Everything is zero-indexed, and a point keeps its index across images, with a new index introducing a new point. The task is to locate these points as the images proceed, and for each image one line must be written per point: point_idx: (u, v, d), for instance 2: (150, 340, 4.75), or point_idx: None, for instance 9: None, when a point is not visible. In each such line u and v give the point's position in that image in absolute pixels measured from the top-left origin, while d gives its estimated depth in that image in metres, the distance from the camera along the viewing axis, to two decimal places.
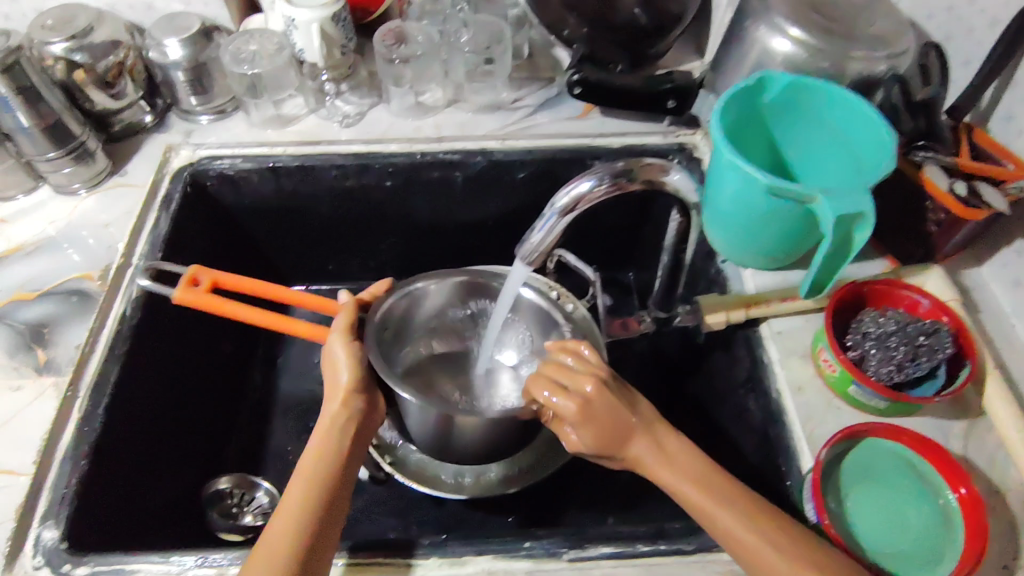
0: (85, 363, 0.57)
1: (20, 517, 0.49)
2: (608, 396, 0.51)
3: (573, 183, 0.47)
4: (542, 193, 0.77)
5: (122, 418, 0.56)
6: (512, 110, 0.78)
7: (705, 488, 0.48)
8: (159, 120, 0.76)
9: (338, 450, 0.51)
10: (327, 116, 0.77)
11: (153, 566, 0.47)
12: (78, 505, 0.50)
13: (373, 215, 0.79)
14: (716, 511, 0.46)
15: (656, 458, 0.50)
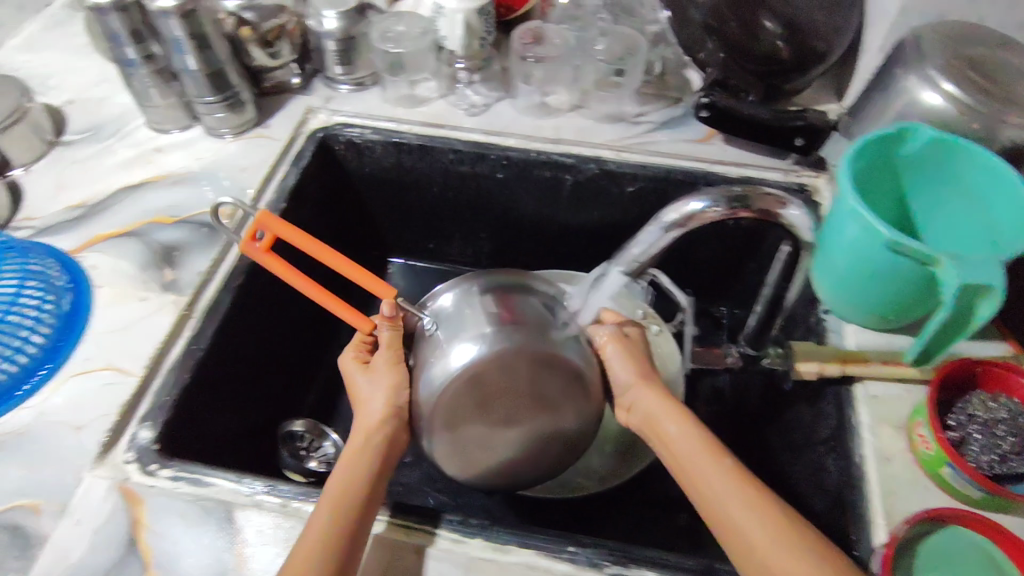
0: (203, 289, 0.62)
1: (127, 414, 0.55)
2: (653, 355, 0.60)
3: (684, 200, 0.48)
4: (647, 210, 0.77)
5: (226, 346, 0.61)
6: (634, 124, 0.78)
7: (708, 453, 0.49)
8: (305, 83, 0.82)
9: (362, 474, 0.50)
10: (455, 103, 0.80)
11: (227, 484, 0.51)
12: (181, 405, 0.56)
13: (479, 203, 0.82)
14: (718, 475, 0.47)
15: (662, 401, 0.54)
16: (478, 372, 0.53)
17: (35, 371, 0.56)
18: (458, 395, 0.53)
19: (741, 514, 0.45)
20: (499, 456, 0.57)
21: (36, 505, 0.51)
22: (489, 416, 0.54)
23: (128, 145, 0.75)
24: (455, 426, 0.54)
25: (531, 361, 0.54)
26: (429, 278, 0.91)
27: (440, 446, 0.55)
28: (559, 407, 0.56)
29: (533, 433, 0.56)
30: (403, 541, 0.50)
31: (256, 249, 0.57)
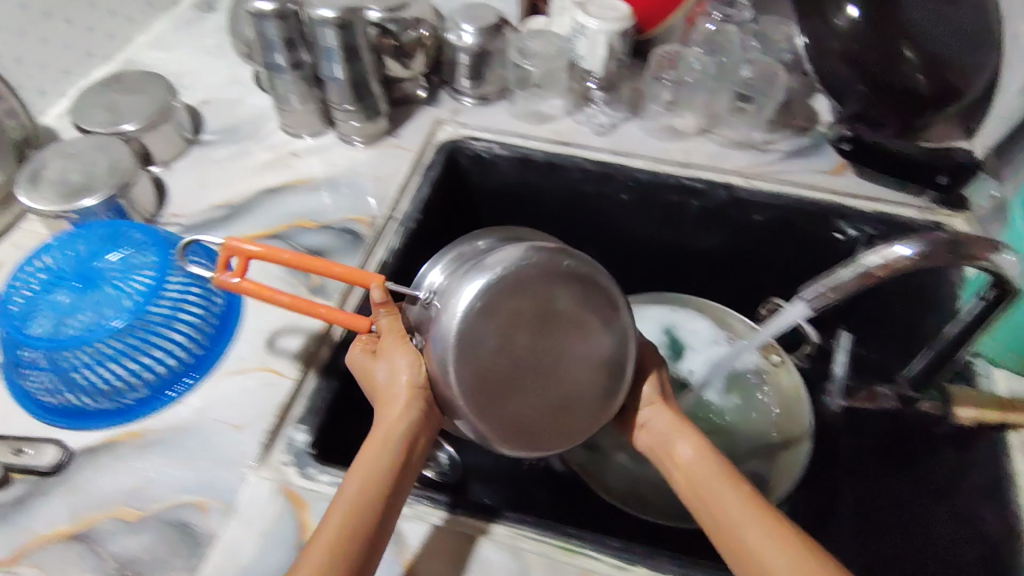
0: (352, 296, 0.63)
1: (284, 416, 0.55)
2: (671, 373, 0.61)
3: (891, 245, 0.45)
4: (773, 239, 0.76)
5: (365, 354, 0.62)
6: (764, 151, 0.77)
7: (722, 476, 0.50)
8: (432, 95, 0.82)
9: (382, 470, 0.46)
10: (582, 121, 0.79)
11: None
12: (324, 413, 0.55)
13: (598, 224, 0.81)
14: (733, 498, 0.48)
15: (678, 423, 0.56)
16: (494, 299, 0.47)
17: (194, 368, 0.58)
18: (477, 329, 0.47)
19: (755, 536, 0.45)
20: (533, 399, 0.49)
21: (201, 502, 0.51)
22: (514, 351, 0.48)
23: (264, 148, 0.76)
24: (482, 362, 0.47)
25: (544, 275, 0.48)
26: None
27: (471, 391, 0.47)
28: (586, 334, 0.50)
29: (563, 367, 0.49)
30: (567, 562, 0.50)
31: (228, 280, 0.49)
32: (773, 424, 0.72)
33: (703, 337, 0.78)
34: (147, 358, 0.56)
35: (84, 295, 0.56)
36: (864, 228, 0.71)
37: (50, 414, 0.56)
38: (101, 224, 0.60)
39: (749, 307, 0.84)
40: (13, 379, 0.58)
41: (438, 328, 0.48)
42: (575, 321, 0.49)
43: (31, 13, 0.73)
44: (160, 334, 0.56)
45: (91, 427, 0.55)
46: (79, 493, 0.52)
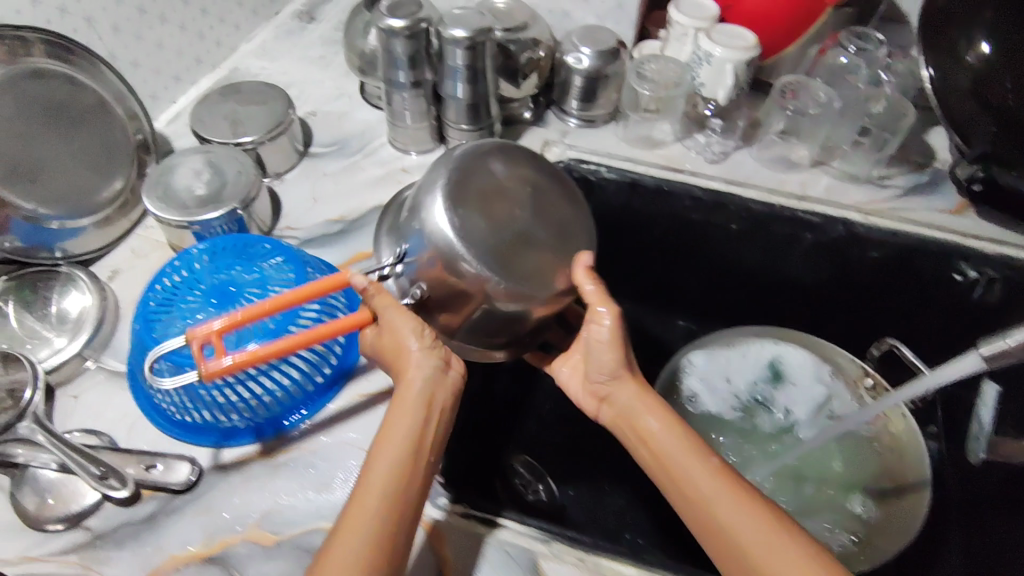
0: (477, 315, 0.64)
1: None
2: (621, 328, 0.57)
3: None
4: (889, 278, 0.73)
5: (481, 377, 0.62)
6: (883, 187, 0.75)
7: (692, 451, 0.49)
8: (538, 116, 0.81)
9: (405, 441, 0.49)
10: (694, 148, 0.78)
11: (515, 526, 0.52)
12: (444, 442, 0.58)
13: (700, 252, 0.80)
14: (703, 475, 0.48)
15: (644, 393, 0.54)
16: (457, 184, 0.55)
17: (324, 389, 0.58)
18: (467, 217, 0.54)
19: (729, 516, 0.45)
20: (538, 257, 0.56)
21: None
22: (500, 223, 0.55)
23: (374, 163, 0.75)
24: (486, 234, 0.54)
25: (481, 157, 0.57)
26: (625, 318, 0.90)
27: (489, 257, 0.53)
28: (538, 193, 0.58)
29: (544, 228, 0.57)
30: None
31: (212, 363, 0.46)
32: (885, 471, 0.70)
33: (810, 375, 0.76)
34: (281, 376, 0.55)
35: (221, 311, 0.55)
36: (986, 271, 0.68)
37: (179, 431, 0.55)
38: (232, 239, 0.60)
39: (850, 344, 0.82)
40: (140, 393, 0.57)
41: (425, 245, 0.54)
42: (522, 189, 0.57)
43: (149, 17, 0.73)
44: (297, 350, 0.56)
45: (222, 444, 0.55)
46: (210, 513, 0.51)
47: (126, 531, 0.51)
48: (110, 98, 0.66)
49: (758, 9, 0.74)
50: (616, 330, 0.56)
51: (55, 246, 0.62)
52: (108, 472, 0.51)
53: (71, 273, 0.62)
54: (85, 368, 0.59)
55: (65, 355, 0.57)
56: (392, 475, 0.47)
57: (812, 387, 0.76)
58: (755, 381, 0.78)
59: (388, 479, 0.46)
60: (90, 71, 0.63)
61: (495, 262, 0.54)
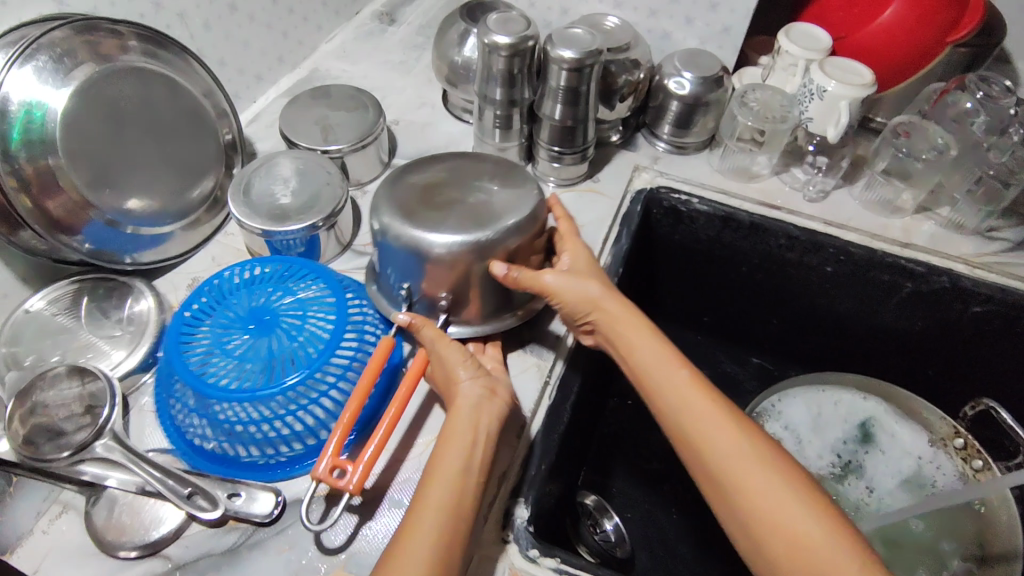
0: None
1: (499, 482, 0.52)
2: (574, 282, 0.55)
3: None
4: (991, 337, 0.69)
5: (565, 413, 0.58)
6: (988, 240, 0.71)
7: (669, 364, 0.51)
8: (627, 138, 0.78)
9: (459, 456, 0.47)
10: (791, 183, 0.75)
11: None
12: (536, 479, 0.53)
13: (785, 292, 0.77)
14: (679, 387, 0.49)
15: (626, 313, 0.54)
16: (394, 204, 0.53)
17: None
18: (420, 219, 0.52)
19: (702, 433, 0.47)
20: (498, 207, 0.54)
21: None
22: (447, 208, 0.53)
23: None
24: (450, 220, 0.52)
25: (399, 176, 0.57)
26: (696, 351, 0.87)
27: (462, 232, 0.51)
28: (466, 173, 0.57)
29: (492, 190, 0.55)
30: None
31: (351, 475, 0.46)
32: (974, 537, 0.66)
33: (901, 446, 0.73)
34: (303, 419, 0.51)
35: (256, 340, 0.52)
36: None
37: (196, 457, 0.52)
38: (291, 264, 0.58)
39: (935, 399, 0.78)
40: (168, 421, 0.53)
41: (413, 263, 0.53)
42: (453, 183, 0.56)
43: (239, 14, 0.70)
44: (340, 387, 0.52)
45: (292, 472, 0.52)
46: (295, 550, 0.48)
47: (208, 563, 0.47)
48: (200, 96, 0.63)
49: (874, 43, 0.70)
50: (567, 284, 0.55)
51: (127, 253, 0.59)
52: (195, 491, 0.48)
53: (132, 285, 0.59)
54: (144, 382, 0.56)
55: (128, 369, 0.55)
56: (448, 495, 0.45)
57: (888, 446, 0.74)
58: (843, 440, 0.75)
59: (445, 495, 0.44)
60: (179, 68, 0.61)
61: (473, 224, 0.52)
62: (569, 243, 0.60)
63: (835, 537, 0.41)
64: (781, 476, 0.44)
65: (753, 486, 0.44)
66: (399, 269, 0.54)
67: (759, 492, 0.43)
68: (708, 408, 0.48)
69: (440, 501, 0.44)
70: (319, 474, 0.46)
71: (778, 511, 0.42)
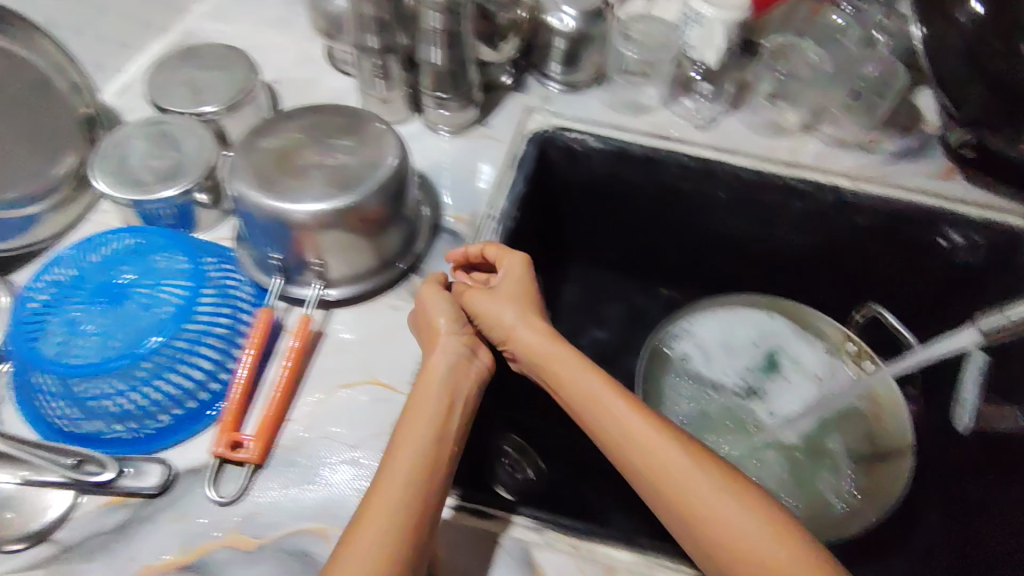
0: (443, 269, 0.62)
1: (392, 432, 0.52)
2: (497, 304, 0.55)
3: None
4: (879, 245, 0.72)
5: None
6: (871, 150, 0.73)
7: (605, 389, 0.49)
8: (518, 81, 0.78)
9: (421, 441, 0.46)
10: (681, 114, 0.76)
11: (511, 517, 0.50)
12: None
13: (687, 221, 0.78)
14: (620, 416, 0.48)
15: (547, 342, 0.53)
16: (249, 174, 0.54)
17: (221, 395, 0.52)
18: (279, 186, 0.53)
19: (647, 455, 0.45)
20: (357, 166, 0.55)
21: (322, 530, 0.47)
22: (303, 171, 0.54)
23: None
24: (307, 184, 0.53)
25: (250, 144, 0.56)
26: (607, 288, 0.88)
27: (322, 194, 0.53)
28: (316, 133, 0.57)
29: (346, 150, 0.56)
30: None
31: (249, 447, 0.49)
32: (866, 435, 0.71)
33: (806, 368, 0.76)
34: (169, 387, 0.50)
35: (107, 313, 0.50)
36: (970, 236, 0.68)
37: (61, 438, 0.50)
38: (152, 232, 0.55)
39: (833, 309, 0.82)
40: (28, 406, 0.51)
41: (279, 230, 0.53)
42: (305, 146, 0.56)
43: None
44: (201, 348, 0.51)
45: (179, 441, 0.51)
46: (186, 520, 0.47)
47: (95, 543, 0.47)
48: (48, 69, 0.60)
49: None
50: (494, 305, 0.55)
51: None
52: (83, 459, 0.48)
53: None
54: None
55: None
56: (409, 481, 0.44)
57: (788, 362, 0.77)
58: (749, 368, 0.77)
59: (406, 482, 0.44)
60: (20, 39, 0.57)
61: (330, 187, 0.53)
62: (507, 254, 0.58)
63: (794, 550, 0.41)
64: (732, 493, 0.43)
65: (706, 509, 0.43)
66: (263, 239, 0.55)
67: (710, 513, 0.42)
68: (652, 429, 0.46)
69: (406, 469, 0.44)
70: (219, 452, 0.49)
71: (739, 533, 0.41)
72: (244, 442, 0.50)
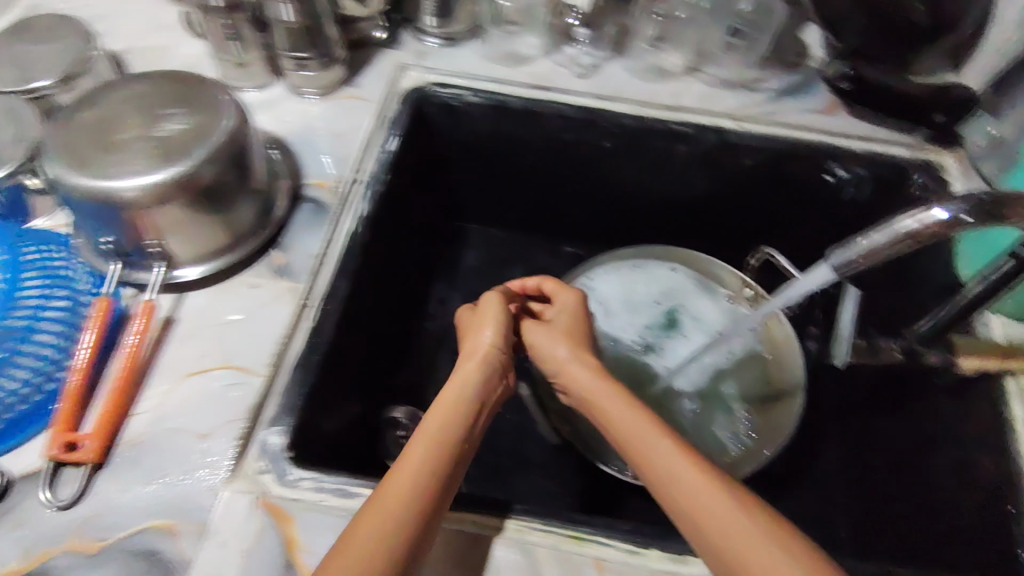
0: (308, 242, 0.60)
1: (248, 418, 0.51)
2: (554, 338, 0.56)
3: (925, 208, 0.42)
4: (765, 185, 0.72)
5: (327, 331, 0.55)
6: (756, 90, 0.72)
7: (650, 425, 0.46)
8: (392, 36, 0.74)
9: (436, 444, 0.45)
10: (561, 62, 0.73)
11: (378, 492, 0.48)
12: (291, 406, 0.52)
13: (578, 172, 0.76)
14: (664, 457, 0.44)
15: (598, 381, 0.51)
16: (66, 152, 0.51)
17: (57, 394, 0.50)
18: (99, 163, 0.50)
19: (684, 488, 0.42)
20: (185, 137, 0.52)
21: (171, 526, 0.46)
22: (126, 146, 0.51)
23: None
24: (129, 160, 0.50)
25: (71, 119, 0.53)
26: (508, 249, 0.87)
27: (146, 168, 0.50)
28: (142, 103, 0.54)
29: (176, 119, 0.53)
30: (578, 552, 0.48)
31: (86, 446, 0.47)
32: (759, 379, 0.71)
33: (704, 321, 0.75)
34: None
35: None
36: (856, 170, 0.67)
37: None
38: None
39: (730, 254, 0.82)
40: None
41: (105, 212, 0.50)
42: (130, 117, 0.53)
43: None
44: (29, 345, 0.49)
45: (13, 446, 0.48)
46: (24, 528, 0.46)
47: None
48: None
49: None
50: (549, 336, 0.56)
51: None
52: None
53: None
54: None
55: None
56: (413, 484, 0.42)
57: (687, 314, 0.76)
58: (648, 326, 0.76)
59: (412, 483, 0.42)
60: None
61: (156, 161, 0.50)
62: (562, 293, 0.60)
63: None
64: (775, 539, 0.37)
65: (742, 549, 0.38)
66: (92, 222, 0.52)
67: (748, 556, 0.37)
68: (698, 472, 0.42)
69: (412, 467, 0.43)
70: (52, 452, 0.47)
71: None
72: (79, 442, 0.48)
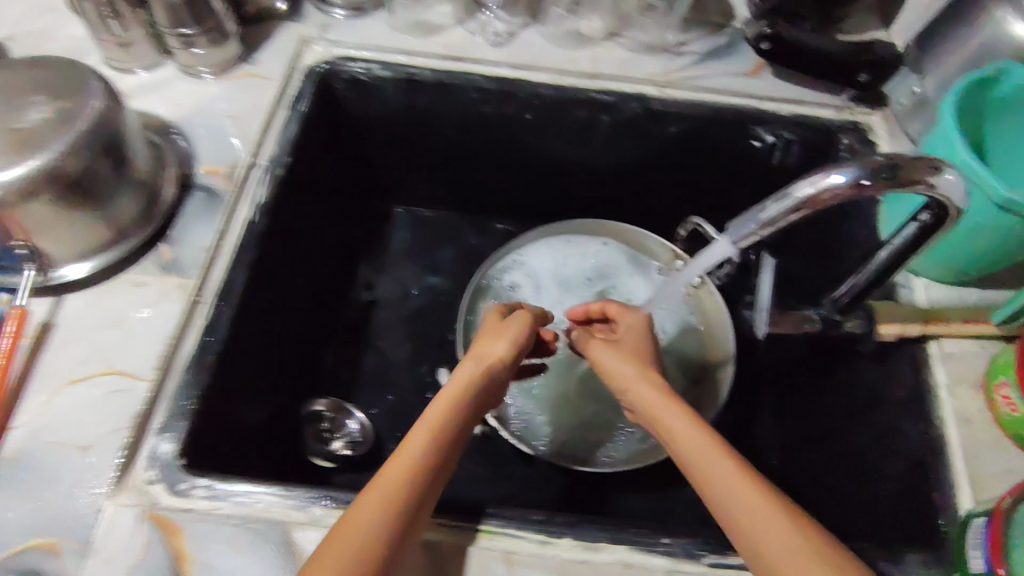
0: (199, 235, 0.56)
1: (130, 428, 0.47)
2: (614, 359, 0.52)
3: (823, 172, 0.40)
4: (691, 153, 0.69)
5: (220, 329, 0.52)
6: (678, 54, 0.69)
7: (710, 441, 0.41)
8: (293, 8, 0.69)
9: (439, 445, 0.41)
10: (475, 30, 0.69)
11: (275, 498, 0.46)
12: (184, 412, 0.49)
13: (500, 146, 0.73)
14: (720, 475, 0.38)
15: (660, 397, 0.46)
16: None
17: None
18: None
19: (737, 507, 0.37)
20: (49, 122, 0.48)
21: (53, 544, 0.43)
22: None
23: None
24: None
25: None
26: (437, 229, 0.83)
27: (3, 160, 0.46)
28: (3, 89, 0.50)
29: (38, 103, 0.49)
30: (486, 546, 0.46)
31: None
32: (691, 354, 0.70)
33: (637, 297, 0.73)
34: None
35: None
36: (782, 134, 0.65)
37: None
38: None
39: (661, 226, 0.80)
40: None
41: None
42: None
43: None
44: None
45: None
46: None
47: None
48: None
49: None
50: (614, 357, 0.52)
51: None
52: None
53: None
54: None
55: None
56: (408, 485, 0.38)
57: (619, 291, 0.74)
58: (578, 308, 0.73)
59: (409, 484, 0.38)
60: None
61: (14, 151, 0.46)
62: (628, 315, 0.58)
63: None
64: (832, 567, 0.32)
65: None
66: None
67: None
68: (759, 492, 0.37)
69: (412, 464, 0.40)
70: None
71: None
72: None
